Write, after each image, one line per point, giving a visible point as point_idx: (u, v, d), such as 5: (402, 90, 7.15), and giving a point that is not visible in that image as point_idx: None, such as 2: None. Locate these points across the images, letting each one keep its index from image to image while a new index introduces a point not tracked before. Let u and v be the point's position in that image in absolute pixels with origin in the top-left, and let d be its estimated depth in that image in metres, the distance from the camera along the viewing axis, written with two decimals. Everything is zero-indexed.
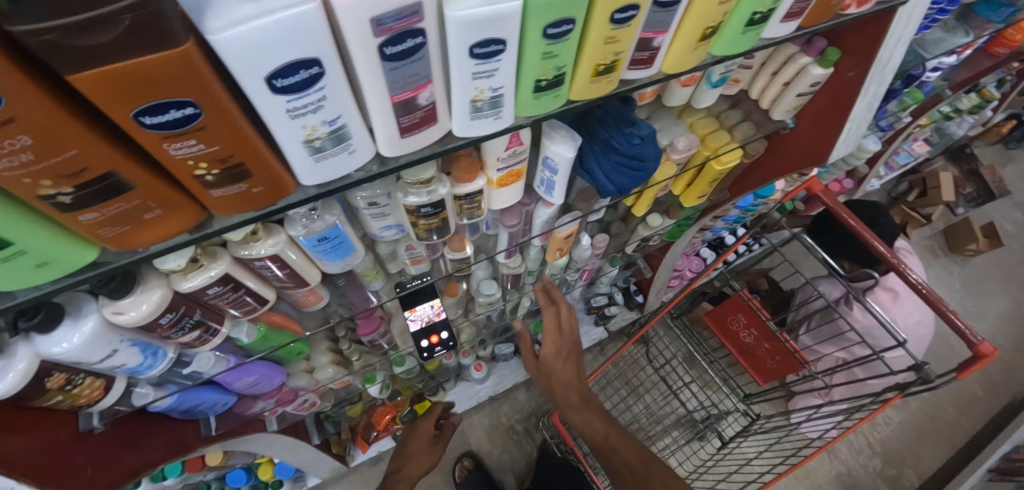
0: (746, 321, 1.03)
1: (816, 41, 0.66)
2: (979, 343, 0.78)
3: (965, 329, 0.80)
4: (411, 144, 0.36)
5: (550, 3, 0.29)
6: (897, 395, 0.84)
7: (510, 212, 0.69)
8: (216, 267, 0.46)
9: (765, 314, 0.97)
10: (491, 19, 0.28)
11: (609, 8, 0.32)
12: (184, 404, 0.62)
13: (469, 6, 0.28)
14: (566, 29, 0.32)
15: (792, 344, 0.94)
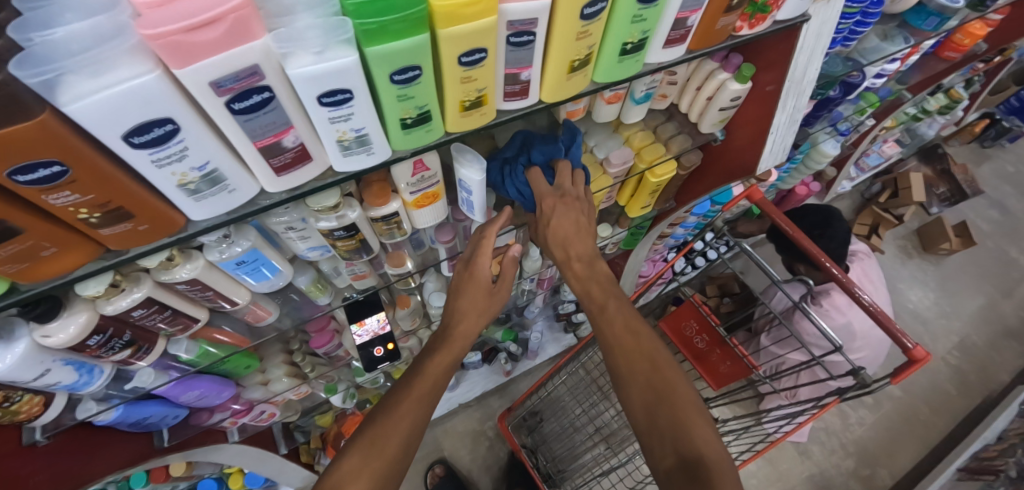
0: (698, 327, 1.16)
1: (731, 57, 0.69)
2: (912, 348, 0.79)
3: (900, 335, 0.81)
4: (291, 180, 0.39)
5: (387, 55, 0.32)
6: (835, 398, 0.86)
7: (444, 228, 0.72)
8: (139, 291, 0.49)
9: (714, 320, 1.10)
10: (329, 74, 0.31)
11: (453, 54, 0.34)
12: (129, 417, 0.66)
13: (305, 64, 0.30)
14: (413, 75, 0.34)
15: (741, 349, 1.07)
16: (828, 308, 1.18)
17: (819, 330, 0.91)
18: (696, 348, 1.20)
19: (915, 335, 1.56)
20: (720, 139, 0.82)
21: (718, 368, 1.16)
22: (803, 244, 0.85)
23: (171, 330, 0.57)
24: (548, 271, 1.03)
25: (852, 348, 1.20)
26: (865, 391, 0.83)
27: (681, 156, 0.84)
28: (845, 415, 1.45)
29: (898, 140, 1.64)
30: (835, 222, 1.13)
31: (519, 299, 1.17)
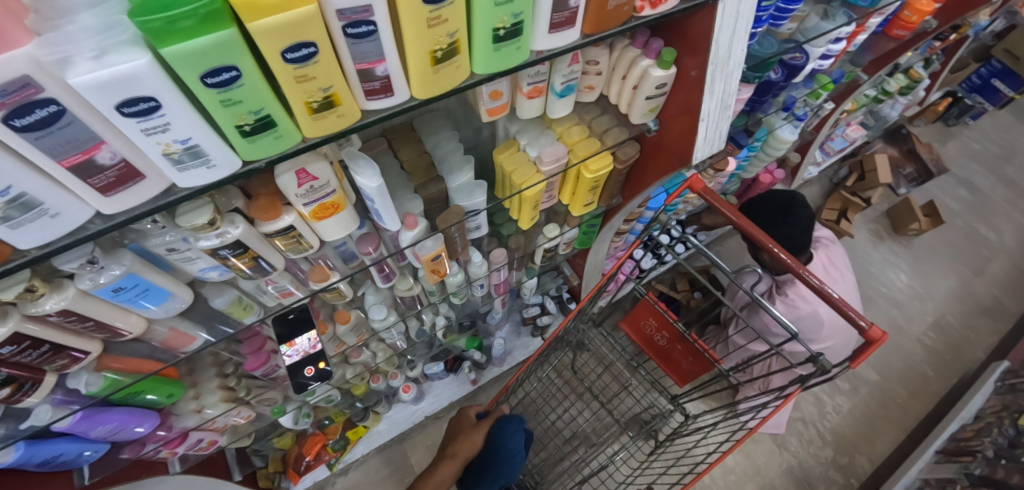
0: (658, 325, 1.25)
1: (652, 43, 0.66)
2: (868, 328, 0.74)
3: (854, 315, 0.76)
4: (128, 198, 0.36)
5: (188, 56, 0.29)
6: (797, 388, 0.82)
7: (366, 239, 0.69)
8: (4, 326, 0.45)
9: (671, 317, 1.09)
10: (118, 81, 0.28)
11: (273, 51, 0.31)
12: (34, 457, 0.61)
13: (86, 70, 0.27)
14: (231, 76, 0.31)
15: (702, 345, 1.04)
16: (793, 298, 1.13)
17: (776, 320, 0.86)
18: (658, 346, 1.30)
19: (888, 318, 1.55)
20: (653, 130, 0.80)
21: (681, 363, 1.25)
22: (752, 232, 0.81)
23: (56, 365, 0.54)
24: (497, 277, 1.00)
25: (819, 338, 1.15)
26: (827, 378, 0.80)
27: (617, 149, 0.81)
28: (821, 404, 1.43)
29: (862, 123, 1.61)
30: (797, 206, 1.03)
31: (478, 305, 1.13)
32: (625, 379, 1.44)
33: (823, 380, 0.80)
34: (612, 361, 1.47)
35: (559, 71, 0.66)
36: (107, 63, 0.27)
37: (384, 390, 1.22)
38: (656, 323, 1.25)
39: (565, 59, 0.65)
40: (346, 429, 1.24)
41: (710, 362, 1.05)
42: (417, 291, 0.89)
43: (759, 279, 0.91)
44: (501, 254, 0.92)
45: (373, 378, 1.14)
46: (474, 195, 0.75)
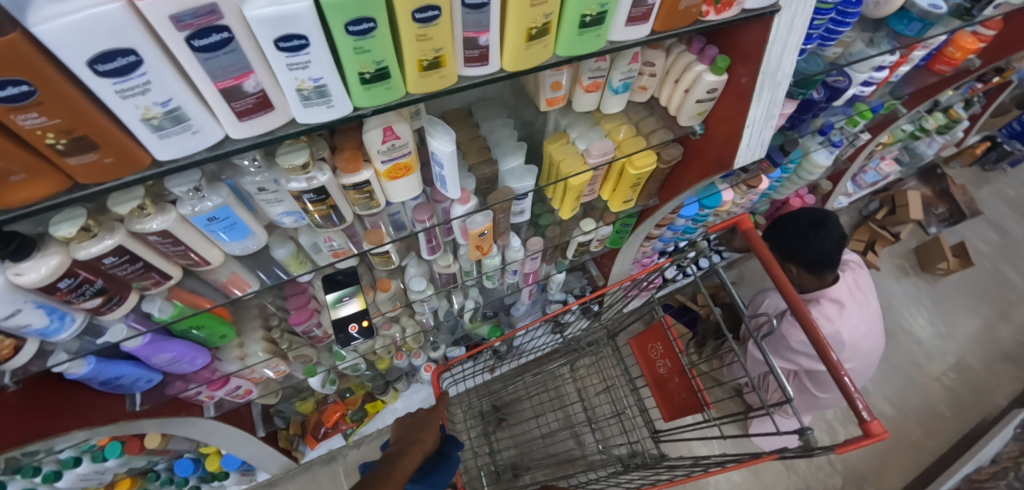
0: (663, 351, 1.18)
1: (707, 50, 0.72)
2: (867, 419, 0.63)
3: (856, 400, 0.65)
4: (254, 128, 0.42)
5: (342, 4, 0.35)
6: (770, 455, 0.77)
7: (422, 207, 0.73)
8: (111, 238, 0.50)
9: (677, 346, 1.12)
10: (283, 17, 0.34)
11: (407, 9, 0.38)
12: (101, 374, 0.66)
13: (260, 5, 0.33)
14: (368, 27, 0.37)
15: (695, 382, 1.08)
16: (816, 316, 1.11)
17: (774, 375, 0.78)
18: (658, 373, 1.24)
19: (908, 355, 1.54)
20: (699, 133, 0.84)
21: (673, 398, 1.18)
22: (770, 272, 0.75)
23: (142, 284, 0.58)
24: (531, 265, 1.04)
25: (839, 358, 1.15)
26: (808, 455, 0.74)
27: (662, 149, 0.85)
28: (834, 432, 1.43)
29: (897, 158, 1.62)
30: (831, 221, 1.05)
31: (506, 292, 1.17)
32: (619, 403, 1.50)
33: (803, 456, 0.74)
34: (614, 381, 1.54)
35: (619, 67, 0.71)
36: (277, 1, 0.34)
37: (406, 368, 1.26)
38: (661, 347, 1.18)
39: (626, 58, 0.70)
40: (365, 401, 1.27)
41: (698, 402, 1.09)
42: (456, 269, 0.93)
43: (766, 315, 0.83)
44: (538, 241, 0.97)
45: (399, 354, 1.18)
46: (525, 179, 0.79)
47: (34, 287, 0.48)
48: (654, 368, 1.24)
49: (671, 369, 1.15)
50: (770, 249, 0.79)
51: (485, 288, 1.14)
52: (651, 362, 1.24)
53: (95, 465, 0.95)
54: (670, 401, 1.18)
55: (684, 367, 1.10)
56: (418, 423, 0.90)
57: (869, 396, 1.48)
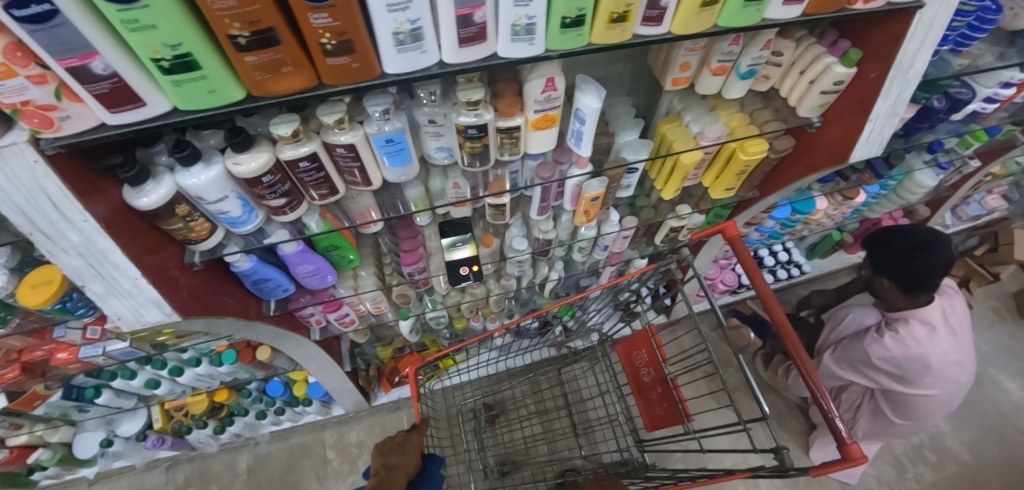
0: (648, 359, 1.21)
1: (840, 43, 0.73)
2: (848, 442, 0.68)
3: (838, 425, 0.70)
4: (467, 55, 0.49)
5: None
6: (745, 472, 0.78)
7: (545, 166, 0.79)
8: (309, 145, 0.59)
9: (662, 355, 1.15)
10: None
11: None
12: (256, 273, 0.76)
13: None
14: None
15: (678, 391, 1.10)
16: (905, 337, 1.09)
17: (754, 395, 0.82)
18: (642, 381, 1.26)
19: (994, 402, 1.44)
20: (816, 126, 0.85)
21: (655, 408, 1.20)
22: (762, 292, 0.79)
23: (316, 194, 0.67)
24: (620, 244, 1.08)
25: (922, 383, 1.11)
26: (779, 474, 0.75)
27: (774, 140, 0.87)
28: (901, 468, 1.37)
29: (1005, 195, 1.53)
30: (940, 244, 1.01)
31: (585, 271, 1.22)
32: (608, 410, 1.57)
33: (775, 475, 0.76)
34: (604, 389, 1.60)
35: (750, 53, 0.74)
36: None
37: (480, 333, 1.34)
38: (647, 356, 1.21)
39: (759, 43, 0.73)
40: (437, 357, 1.36)
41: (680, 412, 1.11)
42: (553, 236, 0.99)
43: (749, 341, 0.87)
44: (633, 220, 1.01)
45: (477, 317, 1.26)
46: (640, 152, 0.83)
47: (245, 177, 0.57)
48: (639, 377, 1.26)
49: (655, 378, 1.18)
50: (766, 282, 0.83)
51: (568, 263, 1.20)
52: (636, 370, 1.27)
53: (211, 368, 1.09)
54: (651, 410, 1.20)
55: (667, 376, 1.13)
56: (393, 448, 0.89)
57: (944, 437, 1.40)
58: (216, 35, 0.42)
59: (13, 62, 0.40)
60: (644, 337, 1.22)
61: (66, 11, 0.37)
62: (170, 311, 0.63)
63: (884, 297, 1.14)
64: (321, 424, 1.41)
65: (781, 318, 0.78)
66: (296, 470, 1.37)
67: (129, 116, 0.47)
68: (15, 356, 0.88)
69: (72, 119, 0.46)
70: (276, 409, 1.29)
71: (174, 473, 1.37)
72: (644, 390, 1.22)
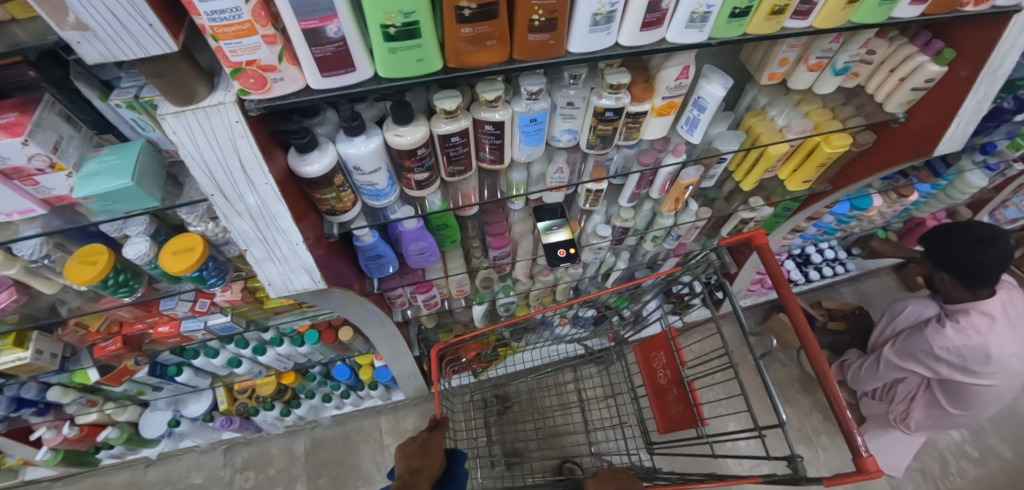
0: (665, 361, 1.09)
1: (933, 43, 0.78)
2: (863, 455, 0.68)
3: (854, 436, 0.70)
4: (643, 38, 0.54)
5: None
6: (758, 477, 0.77)
7: (647, 153, 0.83)
8: (463, 121, 0.62)
9: (680, 356, 1.04)
10: None
11: None
12: (376, 248, 0.80)
13: None
14: None
15: (695, 397, 0.99)
16: (967, 326, 1.17)
17: (772, 401, 0.80)
18: (658, 384, 1.14)
19: None
20: (899, 121, 0.90)
21: (670, 409, 1.08)
22: (786, 297, 0.79)
23: (452, 170, 0.70)
24: (691, 234, 1.13)
25: (983, 372, 1.19)
26: (793, 485, 0.74)
27: (856, 134, 0.92)
28: (945, 463, 1.43)
29: None
30: (1001, 240, 1.07)
31: (646, 261, 1.26)
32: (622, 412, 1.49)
33: (789, 485, 0.74)
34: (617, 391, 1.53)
35: (849, 50, 0.78)
36: None
37: (540, 323, 1.35)
38: (664, 357, 1.09)
39: (859, 41, 0.77)
40: (497, 345, 1.38)
41: (696, 419, 0.99)
42: (632, 224, 1.03)
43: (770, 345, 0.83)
44: (708, 211, 1.06)
45: (538, 305, 1.30)
46: (733, 142, 0.87)
47: (403, 149, 0.61)
48: (655, 379, 1.14)
49: (671, 380, 1.06)
50: (791, 290, 0.83)
51: (633, 252, 1.24)
52: (652, 372, 1.15)
53: (291, 348, 1.13)
54: (666, 414, 1.08)
55: (684, 379, 1.01)
56: (416, 450, 0.87)
57: (985, 434, 1.47)
58: (437, 6, 0.46)
59: (257, 20, 0.42)
60: (663, 337, 1.11)
61: None
62: (317, 279, 0.69)
63: (943, 291, 1.23)
64: (377, 410, 1.54)
65: (799, 316, 0.78)
66: (354, 454, 1.49)
67: (335, 81, 0.50)
68: (117, 328, 0.94)
69: (283, 81, 0.48)
70: (341, 391, 1.36)
71: (230, 455, 1.50)
72: (659, 394, 1.11)
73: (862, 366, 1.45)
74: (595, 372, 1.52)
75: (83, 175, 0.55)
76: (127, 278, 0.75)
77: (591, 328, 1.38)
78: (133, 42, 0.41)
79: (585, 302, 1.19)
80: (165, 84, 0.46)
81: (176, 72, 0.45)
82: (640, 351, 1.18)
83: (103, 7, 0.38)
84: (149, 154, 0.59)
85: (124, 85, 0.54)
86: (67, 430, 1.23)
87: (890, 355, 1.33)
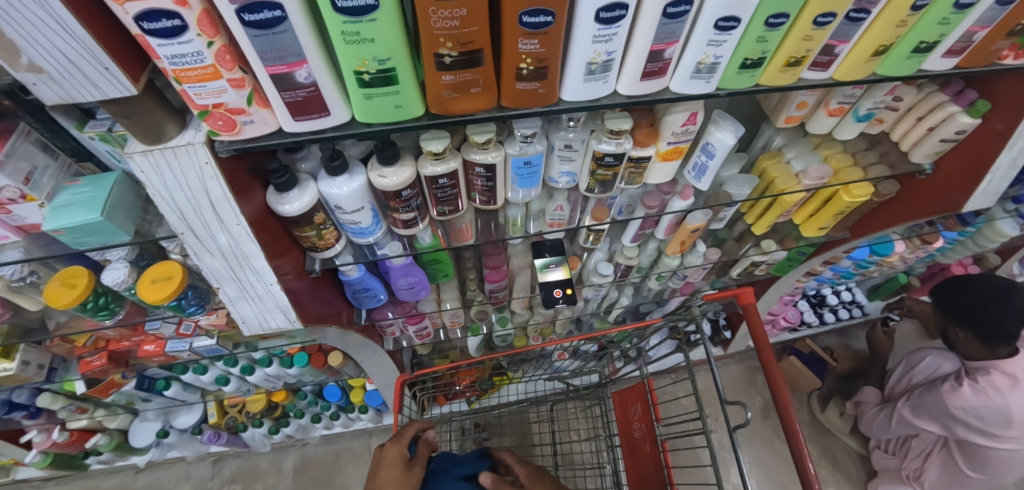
0: (641, 413, 1.04)
1: (967, 92, 0.72)
2: None
3: None
4: (644, 88, 0.50)
5: (776, 1, 0.43)
6: None
7: (651, 195, 0.79)
8: (452, 162, 0.59)
9: (655, 410, 0.99)
10: (739, 2, 0.42)
11: (815, 12, 0.45)
12: (362, 282, 0.77)
13: None
14: (781, 21, 0.45)
15: (665, 457, 0.94)
16: (985, 386, 1.10)
17: (743, 474, 0.76)
18: (633, 436, 1.09)
19: None
20: (927, 171, 0.84)
21: (642, 465, 1.02)
22: (770, 363, 0.79)
23: (442, 209, 0.66)
24: (698, 275, 1.08)
25: (1005, 436, 1.10)
26: None
27: (878, 183, 0.86)
28: None
29: None
30: (1016, 293, 1.01)
31: (652, 297, 1.20)
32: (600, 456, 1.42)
33: None
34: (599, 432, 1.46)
35: (874, 96, 0.72)
36: None
37: (538, 355, 1.30)
38: (639, 409, 1.04)
39: (884, 88, 0.71)
40: (493, 374, 1.33)
41: (665, 481, 0.94)
42: (636, 263, 0.98)
43: (746, 417, 0.82)
44: (718, 252, 1.01)
45: (537, 336, 1.26)
46: (744, 187, 0.82)
47: (387, 190, 0.58)
48: (630, 430, 1.09)
49: (644, 435, 1.01)
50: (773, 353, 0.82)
51: (638, 288, 1.18)
52: (629, 422, 1.10)
53: (279, 369, 1.11)
54: (637, 470, 1.03)
55: (657, 436, 0.96)
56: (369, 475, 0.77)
57: None
58: (417, 51, 0.42)
59: (221, 64, 0.39)
60: (641, 387, 1.05)
61: (292, 19, 0.37)
62: (294, 318, 0.67)
63: (961, 347, 1.16)
64: (368, 431, 1.51)
65: (774, 374, 0.79)
66: (342, 474, 1.46)
67: (309, 125, 0.47)
68: (103, 344, 0.93)
69: (254, 123, 0.46)
70: (331, 412, 1.34)
71: (219, 467, 1.48)
72: (632, 447, 1.06)
73: (874, 416, 1.35)
74: (578, 410, 1.46)
75: (55, 206, 0.54)
76: (107, 301, 0.73)
77: (579, 365, 1.32)
78: (92, 85, 0.40)
79: (578, 339, 1.13)
80: (131, 123, 0.44)
81: (142, 112, 0.43)
82: (618, 397, 1.13)
83: (57, 52, 0.37)
84: (125, 185, 0.57)
85: (100, 117, 0.53)
86: (56, 434, 1.21)
87: (905, 411, 1.26)
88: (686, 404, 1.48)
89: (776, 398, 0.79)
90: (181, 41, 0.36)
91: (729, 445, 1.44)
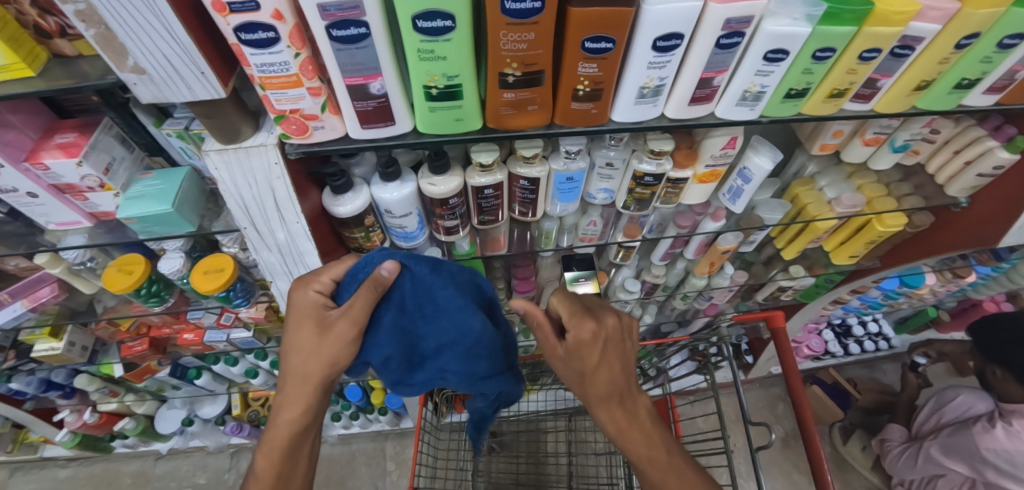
0: None
1: (1005, 128, 0.71)
2: None
3: None
4: (691, 112, 0.52)
5: (825, 35, 0.45)
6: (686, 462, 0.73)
7: (684, 215, 0.80)
8: (498, 174, 0.61)
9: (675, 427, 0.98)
10: (790, 36, 0.44)
11: (861, 47, 0.47)
12: None
13: (783, 24, 0.44)
14: (827, 54, 0.47)
15: None
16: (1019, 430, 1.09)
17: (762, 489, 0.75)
18: None
19: None
20: (962, 205, 0.84)
21: None
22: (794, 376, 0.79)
23: (483, 218, 0.69)
24: (724, 295, 1.08)
25: None
26: None
27: (912, 214, 0.86)
28: None
29: None
30: None
31: (675, 317, 1.21)
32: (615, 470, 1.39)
33: None
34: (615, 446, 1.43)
35: (911, 128, 0.72)
36: (791, 23, 0.44)
37: None
38: None
39: (922, 121, 0.72)
40: None
41: None
42: (663, 281, 0.99)
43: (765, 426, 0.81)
44: (745, 275, 1.01)
45: None
46: (776, 211, 0.83)
47: (436, 197, 0.60)
48: None
49: None
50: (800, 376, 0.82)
51: (661, 307, 1.19)
52: None
53: None
54: None
55: None
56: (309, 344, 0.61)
57: None
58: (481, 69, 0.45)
59: (304, 74, 0.43)
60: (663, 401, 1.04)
61: (374, 36, 0.40)
62: None
63: (997, 387, 1.15)
64: (384, 434, 1.53)
65: (802, 401, 0.78)
66: (355, 476, 1.47)
67: (374, 132, 0.50)
68: (145, 331, 0.97)
69: (324, 129, 0.49)
70: (351, 412, 1.37)
71: (237, 459, 1.51)
72: None
73: (899, 454, 1.31)
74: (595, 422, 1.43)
75: (129, 196, 0.58)
76: (158, 289, 0.77)
77: None
78: (186, 87, 0.43)
79: None
80: (213, 123, 0.47)
81: (223, 113, 0.46)
82: None
83: (161, 56, 0.40)
84: (191, 180, 0.61)
85: (177, 115, 0.57)
86: (88, 415, 1.25)
87: (935, 451, 1.22)
88: (703, 426, 1.46)
89: (799, 414, 0.79)
90: (273, 52, 0.40)
91: (746, 471, 1.42)
